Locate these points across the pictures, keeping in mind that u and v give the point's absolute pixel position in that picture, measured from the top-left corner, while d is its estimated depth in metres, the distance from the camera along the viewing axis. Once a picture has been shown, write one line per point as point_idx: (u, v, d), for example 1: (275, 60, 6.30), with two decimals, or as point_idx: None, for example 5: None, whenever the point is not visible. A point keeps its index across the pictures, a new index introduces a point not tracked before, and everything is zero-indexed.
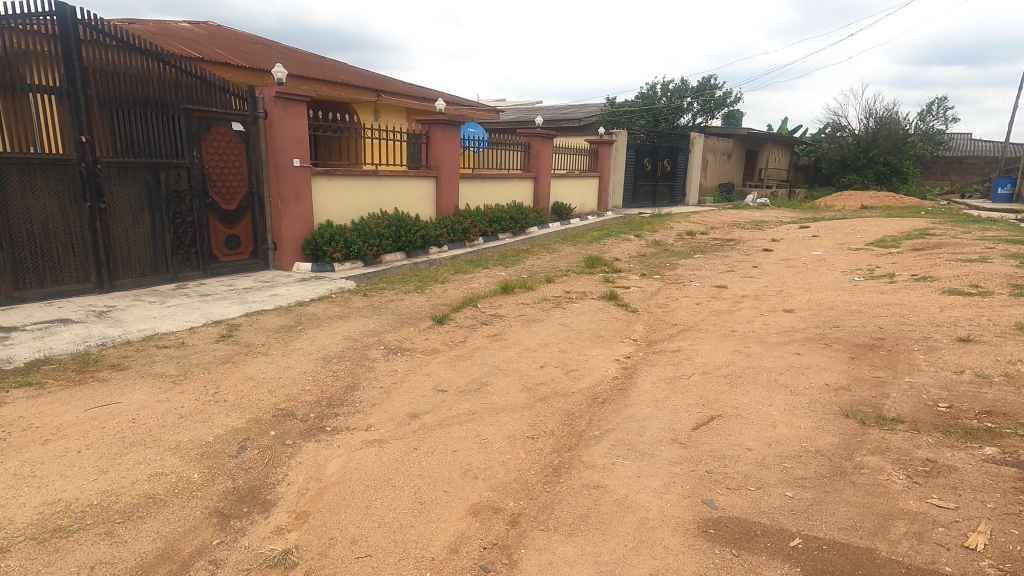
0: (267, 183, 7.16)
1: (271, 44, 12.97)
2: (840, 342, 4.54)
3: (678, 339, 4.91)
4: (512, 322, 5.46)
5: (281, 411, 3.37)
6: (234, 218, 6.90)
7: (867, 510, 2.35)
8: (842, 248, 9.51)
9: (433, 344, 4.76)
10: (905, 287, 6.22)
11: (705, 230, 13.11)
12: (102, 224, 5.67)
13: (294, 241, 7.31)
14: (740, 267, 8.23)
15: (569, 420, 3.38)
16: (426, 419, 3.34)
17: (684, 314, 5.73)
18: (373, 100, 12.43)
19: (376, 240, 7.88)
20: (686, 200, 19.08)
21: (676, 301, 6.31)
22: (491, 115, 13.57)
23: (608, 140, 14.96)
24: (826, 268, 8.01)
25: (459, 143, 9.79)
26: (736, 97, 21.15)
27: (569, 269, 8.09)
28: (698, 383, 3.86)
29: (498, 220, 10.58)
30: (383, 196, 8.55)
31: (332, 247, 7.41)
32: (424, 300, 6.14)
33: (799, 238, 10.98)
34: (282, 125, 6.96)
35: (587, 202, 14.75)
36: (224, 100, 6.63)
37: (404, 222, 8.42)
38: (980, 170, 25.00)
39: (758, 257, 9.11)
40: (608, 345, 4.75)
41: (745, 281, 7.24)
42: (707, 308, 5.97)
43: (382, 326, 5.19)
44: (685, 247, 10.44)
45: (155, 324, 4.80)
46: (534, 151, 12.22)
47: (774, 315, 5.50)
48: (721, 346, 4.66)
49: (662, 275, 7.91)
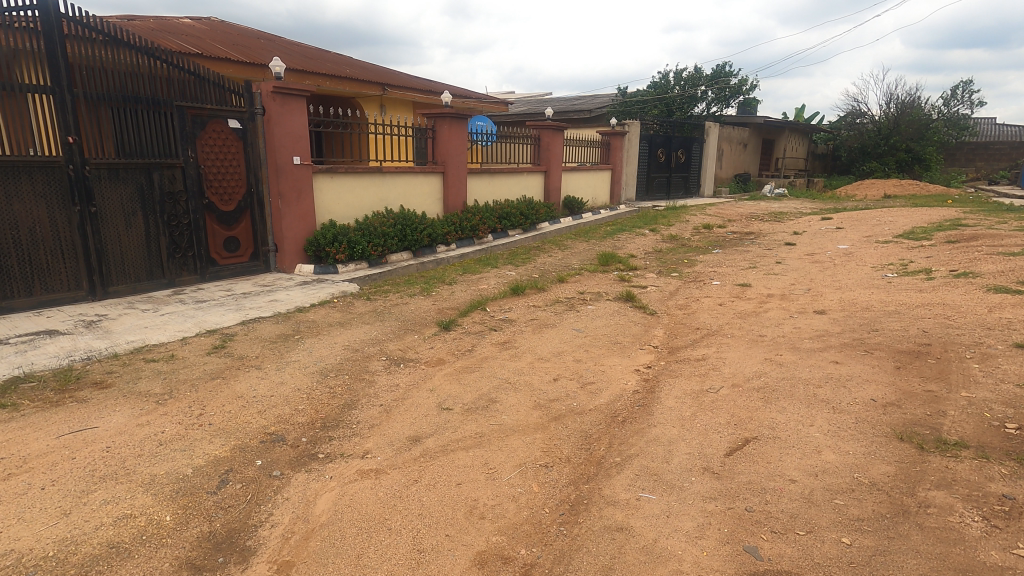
0: (266, 182, 6.89)
1: (274, 39, 12.70)
2: (882, 348, 4.15)
3: (701, 345, 4.55)
4: (523, 327, 5.14)
5: (270, 436, 3.07)
6: (232, 219, 6.63)
7: (942, 564, 2.00)
8: (869, 241, 9.05)
9: (439, 353, 4.46)
10: (944, 284, 5.79)
11: (722, 222, 12.67)
12: (93, 228, 5.43)
13: (296, 242, 7.03)
14: (763, 263, 7.82)
15: (586, 443, 3.05)
16: (429, 444, 3.03)
17: (707, 317, 5.37)
18: (378, 93, 12.10)
19: (381, 240, 7.60)
20: (701, 191, 18.61)
21: (697, 302, 5.94)
22: (500, 107, 13.22)
23: (621, 131, 14.53)
24: (854, 263, 7.58)
25: (466, 136, 9.45)
26: (752, 85, 20.57)
27: (582, 267, 7.74)
28: (727, 399, 3.50)
29: (507, 217, 10.25)
30: (389, 194, 8.26)
31: (335, 249, 7.13)
32: (430, 303, 5.84)
33: (823, 231, 10.51)
34: (280, 121, 6.67)
35: (599, 195, 14.37)
36: (219, 96, 6.35)
37: (410, 221, 8.12)
38: (1006, 156, 24.18)
39: (781, 251, 8.69)
40: (626, 354, 4.40)
41: (769, 278, 6.84)
42: (731, 309, 5.60)
43: (385, 333, 4.89)
44: (703, 242, 10.03)
45: (145, 335, 4.53)
46: (545, 144, 11.85)
47: (805, 317, 5.11)
48: (749, 354, 4.30)
49: (680, 272, 7.53)
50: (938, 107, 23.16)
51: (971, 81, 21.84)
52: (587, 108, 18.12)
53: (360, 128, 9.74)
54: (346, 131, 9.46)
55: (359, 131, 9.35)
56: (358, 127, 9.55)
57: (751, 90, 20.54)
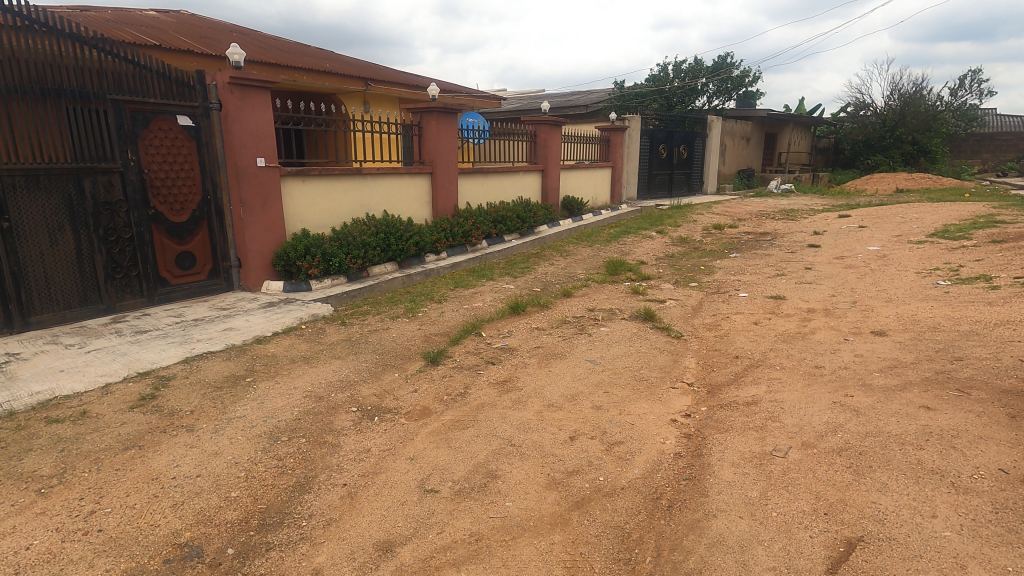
0: (226, 188, 5.99)
1: (249, 32, 11.83)
2: (980, 386, 3.31)
3: (747, 382, 3.70)
4: (527, 359, 4.27)
5: (182, 550, 2.19)
6: (186, 232, 5.72)
7: None
8: (901, 242, 8.23)
9: (423, 400, 3.58)
10: (1015, 294, 4.98)
11: (733, 222, 11.86)
12: (7, 248, 4.53)
13: (262, 256, 6.15)
14: (791, 269, 6.98)
15: (624, 551, 2.18)
16: (405, 559, 2.15)
17: (744, 340, 4.53)
18: (362, 89, 11.23)
19: (361, 251, 6.71)
20: (704, 188, 17.80)
21: (729, 321, 5.08)
22: (492, 103, 12.34)
23: (621, 126, 13.70)
24: (894, 268, 6.76)
25: (455, 133, 8.59)
26: (755, 76, 19.79)
27: (589, 278, 6.88)
28: (804, 469, 2.64)
29: (503, 220, 9.38)
30: (370, 198, 7.43)
31: (308, 262, 6.25)
32: (415, 328, 4.96)
33: (845, 230, 9.70)
34: (240, 118, 5.79)
35: (600, 194, 13.54)
36: (165, 89, 5.44)
37: (394, 228, 7.26)
38: (1013, 147, 23.57)
39: (806, 255, 7.86)
40: (657, 398, 3.54)
41: (803, 289, 6.01)
42: (771, 330, 4.74)
43: (359, 371, 4.01)
44: (717, 245, 9.19)
45: (57, 384, 3.63)
46: (541, 141, 10.98)
47: (864, 341, 4.27)
48: (811, 395, 3.44)
49: (699, 282, 6.69)
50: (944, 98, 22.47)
51: (979, 70, 21.16)
52: (584, 103, 17.32)
53: (343, 125, 8.90)
54: (327, 129, 8.62)
55: (341, 129, 8.52)
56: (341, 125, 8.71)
57: (753, 82, 19.78)
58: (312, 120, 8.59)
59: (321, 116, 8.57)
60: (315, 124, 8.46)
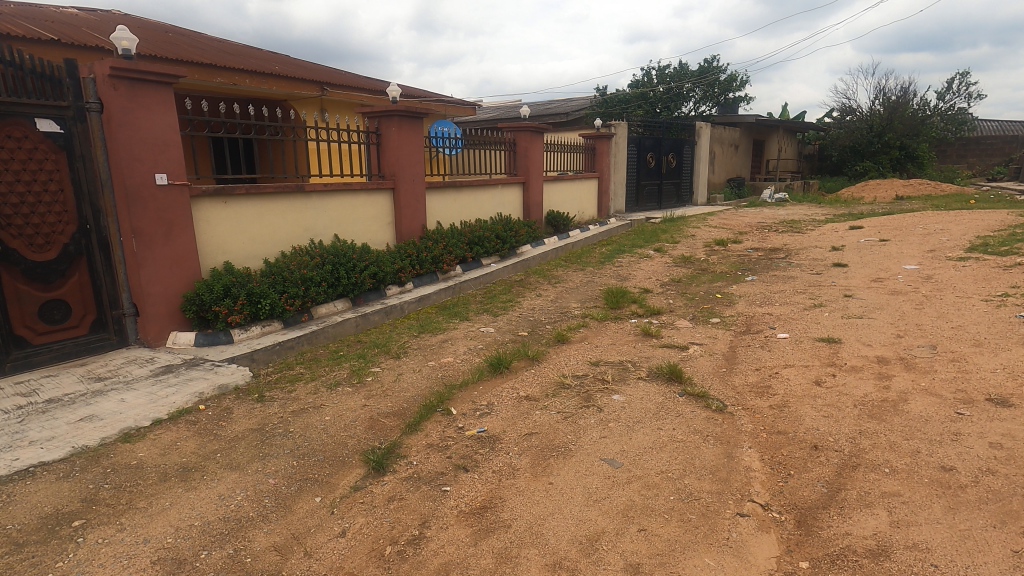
0: (112, 214, 4.58)
1: (188, 33, 10.48)
2: None
3: (852, 504, 2.43)
4: (516, 461, 2.94)
5: None
6: (54, 273, 4.32)
7: None
8: (938, 259, 7.17)
9: (352, 560, 2.22)
10: None
11: (735, 236, 10.74)
12: None
13: (165, 301, 4.76)
14: (828, 298, 5.83)
15: None
16: None
17: (816, 416, 3.26)
18: (317, 95, 10.07)
19: (300, 289, 5.35)
20: (694, 199, 16.81)
21: (781, 379, 3.84)
22: (466, 109, 11.13)
23: (608, 133, 12.58)
24: (952, 293, 5.63)
25: (420, 141, 7.31)
26: (742, 81, 19.03)
27: (588, 315, 5.61)
28: None
29: (480, 242, 8.08)
30: (315, 222, 6.14)
31: (227, 307, 4.86)
32: (360, 405, 3.61)
33: (866, 245, 8.64)
34: (127, 123, 4.42)
35: (587, 208, 12.36)
36: (16, 84, 4.04)
37: (344, 258, 5.94)
38: (999, 151, 23.26)
39: (836, 277, 6.73)
40: (724, 543, 2.24)
41: (855, 326, 4.81)
42: (845, 396, 3.50)
43: (260, 496, 2.63)
44: (727, 264, 8.04)
45: None
46: (521, 150, 9.75)
47: (988, 418, 3.03)
48: (970, 534, 2.17)
49: (722, 318, 5.48)
50: (931, 102, 22.03)
51: (969, 73, 20.85)
52: (566, 111, 16.29)
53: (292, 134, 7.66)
54: (273, 138, 7.37)
55: (289, 139, 7.26)
56: (290, 133, 7.46)
57: (740, 87, 18.97)
58: (255, 128, 7.34)
59: (266, 123, 7.32)
60: (258, 132, 7.20)
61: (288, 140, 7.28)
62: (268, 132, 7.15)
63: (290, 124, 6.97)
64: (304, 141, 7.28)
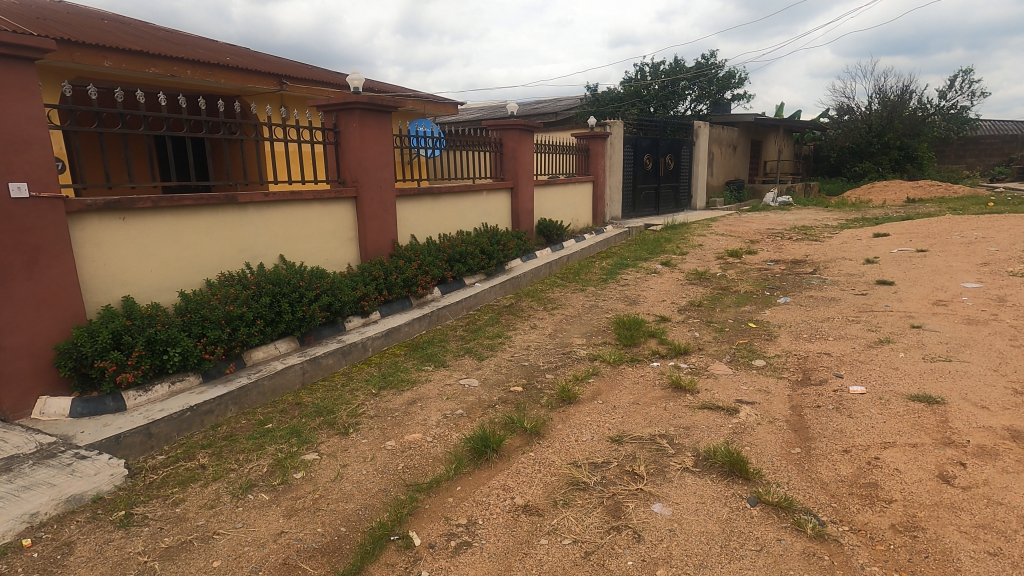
0: None
1: (127, 21, 9.18)
2: None
3: None
4: None
5: None
6: None
7: None
8: (1000, 275, 6.12)
9: None
10: None
11: (748, 246, 9.66)
12: None
13: (28, 355, 3.49)
14: (892, 329, 4.72)
15: None
16: None
17: (976, 554, 2.11)
18: (275, 90, 8.84)
19: (224, 332, 4.10)
20: (692, 203, 15.78)
21: (889, 471, 2.68)
22: (446, 108, 9.97)
23: (603, 133, 11.47)
24: None
25: (388, 140, 6.10)
26: (740, 78, 18.11)
27: (597, 358, 4.42)
28: None
29: (461, 258, 6.88)
30: (252, 242, 4.92)
31: (118, 363, 3.59)
32: (274, 534, 2.38)
33: (903, 256, 7.59)
34: None
35: (581, 215, 11.21)
36: None
37: (288, 287, 4.70)
38: (999, 151, 22.64)
39: (887, 299, 5.63)
40: None
41: (950, 375, 3.69)
42: (1002, 508, 2.35)
43: None
44: (750, 282, 6.93)
45: None
46: (508, 150, 8.57)
47: None
48: None
49: (767, 359, 4.33)
50: (931, 101, 21.31)
51: (971, 70, 20.30)
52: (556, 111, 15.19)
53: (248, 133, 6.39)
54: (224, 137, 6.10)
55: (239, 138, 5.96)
56: (244, 131, 6.21)
57: (738, 84, 18.04)
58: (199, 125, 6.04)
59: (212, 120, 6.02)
60: (207, 130, 5.96)
61: (243, 139, 6.04)
62: (217, 130, 5.89)
63: (243, 120, 5.72)
64: (251, 140, 6.02)
